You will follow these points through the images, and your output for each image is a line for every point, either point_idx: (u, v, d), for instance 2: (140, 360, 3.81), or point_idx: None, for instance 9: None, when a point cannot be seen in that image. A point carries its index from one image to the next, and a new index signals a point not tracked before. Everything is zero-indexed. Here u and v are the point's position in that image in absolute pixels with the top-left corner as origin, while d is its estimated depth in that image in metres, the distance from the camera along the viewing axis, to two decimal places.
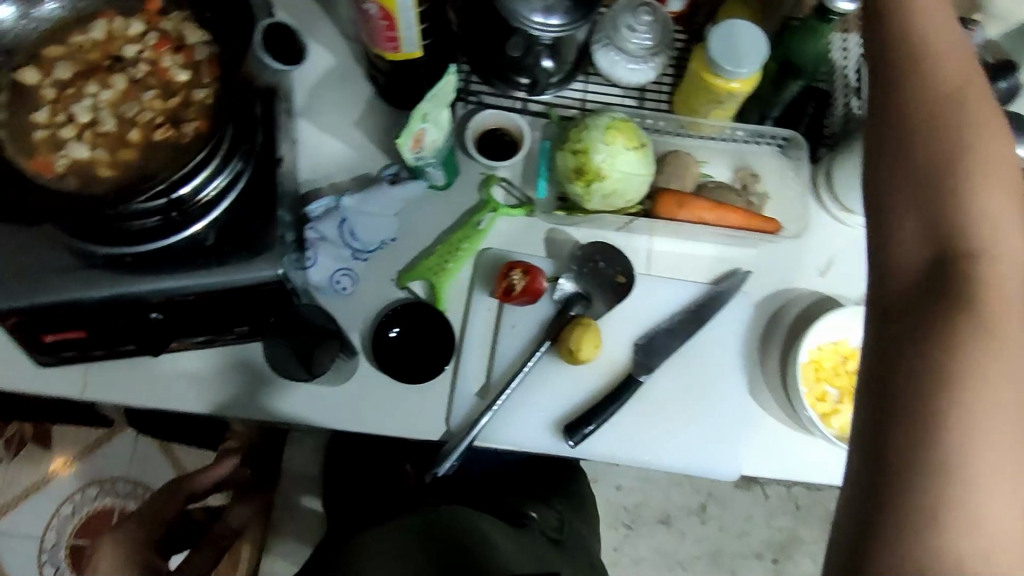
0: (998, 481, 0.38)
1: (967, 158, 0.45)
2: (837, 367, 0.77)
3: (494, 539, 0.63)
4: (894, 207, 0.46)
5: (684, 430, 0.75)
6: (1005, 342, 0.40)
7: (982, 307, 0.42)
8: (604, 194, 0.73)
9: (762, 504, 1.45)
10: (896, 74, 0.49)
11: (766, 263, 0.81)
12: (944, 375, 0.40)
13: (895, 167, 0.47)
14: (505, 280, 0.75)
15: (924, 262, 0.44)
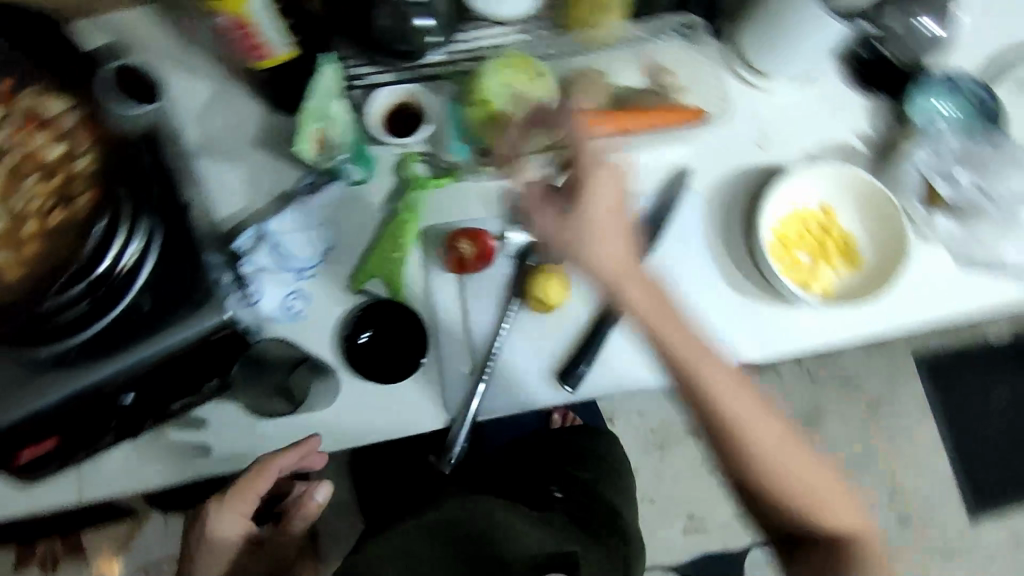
0: (802, 483, 0.70)
1: (705, 384, 0.70)
2: (802, 234, 0.76)
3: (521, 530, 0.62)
4: (710, 407, 0.69)
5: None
6: (759, 430, 0.70)
7: (792, 495, 0.70)
8: None
9: (777, 385, 1.55)
10: (575, 210, 0.70)
11: (704, 153, 0.79)
12: (747, 481, 0.71)
13: (681, 368, 0.69)
14: (455, 252, 0.73)
15: (724, 430, 0.70)
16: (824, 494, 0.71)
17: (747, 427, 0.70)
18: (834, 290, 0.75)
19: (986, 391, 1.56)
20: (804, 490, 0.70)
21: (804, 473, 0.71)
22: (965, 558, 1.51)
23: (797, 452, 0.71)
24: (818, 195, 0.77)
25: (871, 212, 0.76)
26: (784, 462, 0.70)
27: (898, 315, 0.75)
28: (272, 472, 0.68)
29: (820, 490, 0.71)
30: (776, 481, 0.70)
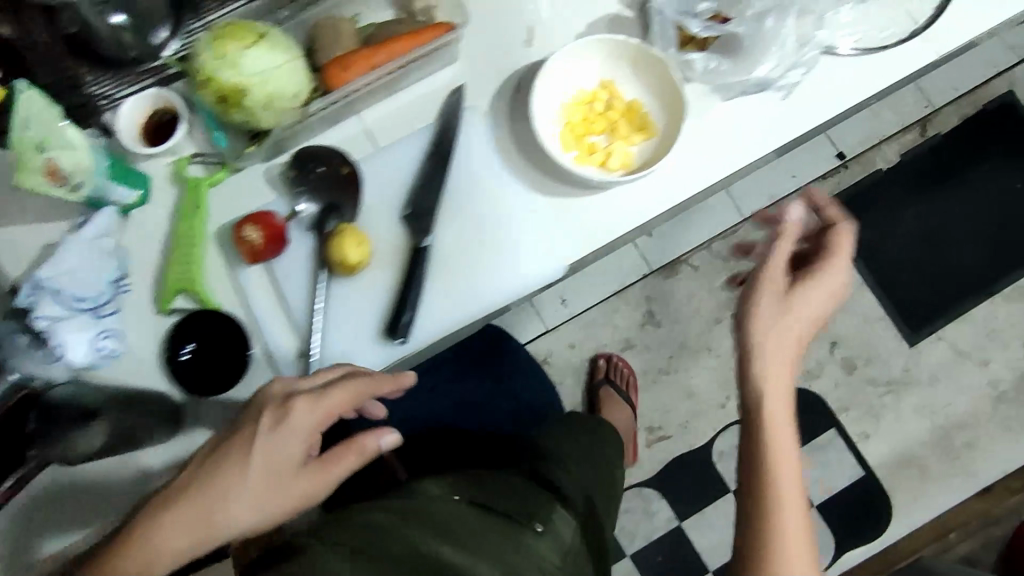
0: None
1: (763, 276, 0.60)
2: (587, 116, 0.74)
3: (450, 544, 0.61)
4: (748, 531, 0.53)
5: (495, 261, 0.73)
6: (796, 514, 0.53)
7: (768, 526, 0.52)
8: (264, 104, 0.67)
9: (697, 278, 1.59)
10: (768, 512, 0.52)
11: (473, 69, 0.77)
12: (784, 555, 0.51)
13: (763, 539, 0.52)
14: (244, 242, 0.70)
15: (757, 419, 0.56)
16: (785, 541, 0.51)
17: (786, 439, 0.55)
18: (631, 161, 0.73)
19: (889, 220, 1.58)
20: (803, 557, 0.51)
21: (786, 505, 0.53)
22: (914, 384, 1.54)
23: (794, 459, 0.54)
24: (595, 71, 0.75)
25: (649, 73, 0.73)
26: (783, 449, 0.55)
27: (706, 167, 0.72)
28: (326, 406, 0.57)
29: (801, 553, 0.51)
30: (773, 568, 0.51)
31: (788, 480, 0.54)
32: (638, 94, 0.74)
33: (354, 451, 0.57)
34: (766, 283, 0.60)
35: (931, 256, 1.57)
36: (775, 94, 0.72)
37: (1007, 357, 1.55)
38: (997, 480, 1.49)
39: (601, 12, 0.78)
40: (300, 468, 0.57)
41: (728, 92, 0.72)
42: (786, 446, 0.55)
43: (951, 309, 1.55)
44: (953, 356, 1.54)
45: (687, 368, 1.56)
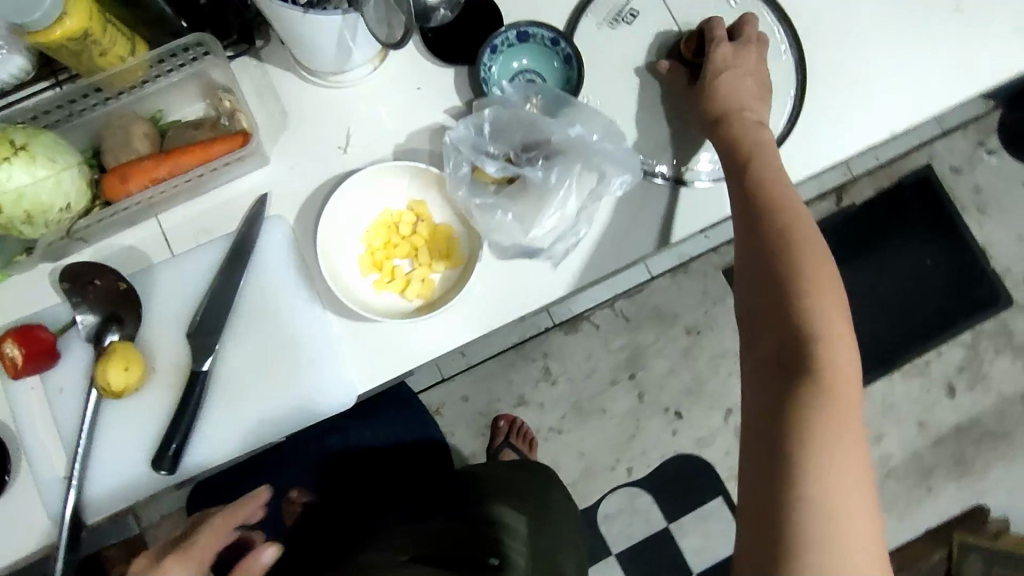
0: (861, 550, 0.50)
1: (763, 183, 0.65)
2: (389, 240, 0.71)
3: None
4: (800, 474, 0.51)
5: (282, 387, 0.70)
6: (846, 453, 0.52)
7: (806, 477, 0.51)
8: (25, 220, 0.62)
9: (598, 336, 1.56)
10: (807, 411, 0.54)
11: (283, 174, 0.73)
12: (794, 489, 0.51)
13: (765, 481, 0.53)
14: (4, 356, 0.66)
15: (809, 334, 0.56)
16: (857, 532, 0.50)
17: (843, 361, 0.55)
18: (430, 291, 0.70)
19: None
20: (835, 492, 0.51)
21: (820, 449, 0.52)
22: None
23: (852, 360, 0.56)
24: (403, 191, 0.72)
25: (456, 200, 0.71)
26: (847, 385, 0.55)
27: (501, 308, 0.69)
28: (198, 552, 0.68)
29: (842, 460, 0.52)
30: (831, 461, 0.52)
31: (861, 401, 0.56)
32: (446, 219, 0.72)
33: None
34: (728, 98, 0.70)
35: None
36: (544, 263, 0.69)
37: None
38: None
39: (420, 124, 0.75)
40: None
41: (504, 251, 0.69)
42: (847, 352, 0.56)
43: None
44: None
45: (580, 428, 1.54)
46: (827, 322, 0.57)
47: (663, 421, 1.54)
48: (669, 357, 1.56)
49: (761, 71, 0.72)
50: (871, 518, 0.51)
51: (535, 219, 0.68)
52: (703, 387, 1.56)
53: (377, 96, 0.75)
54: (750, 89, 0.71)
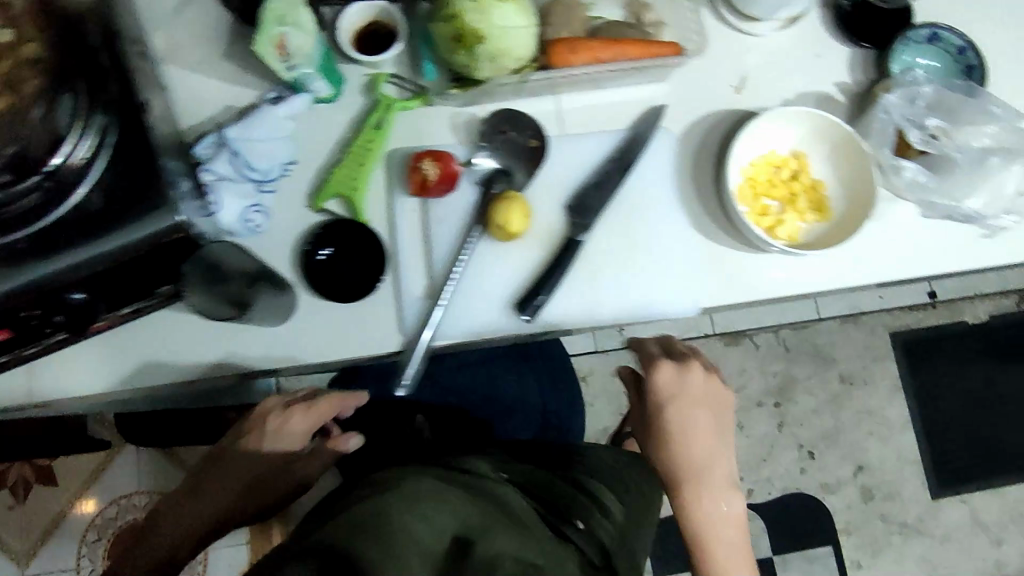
0: (696, 455, 0.82)
1: None
2: (772, 179, 0.75)
3: (455, 510, 0.52)
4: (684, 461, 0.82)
5: (653, 284, 0.74)
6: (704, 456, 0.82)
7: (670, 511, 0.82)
8: (491, 58, 0.69)
9: (753, 355, 1.58)
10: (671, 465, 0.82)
11: (680, 91, 0.78)
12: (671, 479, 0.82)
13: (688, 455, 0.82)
14: (418, 173, 0.72)
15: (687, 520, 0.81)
16: (704, 446, 0.82)
17: (699, 417, 0.82)
18: (798, 238, 0.74)
19: (953, 373, 1.59)
20: (684, 445, 0.81)
21: (706, 422, 0.82)
22: (925, 534, 1.52)
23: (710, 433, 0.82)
24: (793, 140, 0.75)
25: (845, 163, 0.74)
26: (706, 421, 0.82)
27: (884, 265, 0.71)
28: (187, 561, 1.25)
29: (707, 448, 0.82)
30: (690, 452, 0.82)
31: (722, 468, 0.83)
32: (825, 176, 0.75)
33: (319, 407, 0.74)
34: None
35: (983, 425, 1.57)
36: (975, 230, 0.70)
37: (1021, 545, 1.53)
38: None
39: (813, 87, 0.79)
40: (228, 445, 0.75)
41: (931, 210, 0.70)
42: (700, 444, 0.82)
43: (985, 479, 1.55)
44: (973, 525, 1.53)
45: None
46: None
47: (795, 456, 1.55)
48: (817, 397, 1.58)
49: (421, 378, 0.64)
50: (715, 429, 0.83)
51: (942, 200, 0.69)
52: (840, 435, 1.56)
53: (781, 49, 0.80)
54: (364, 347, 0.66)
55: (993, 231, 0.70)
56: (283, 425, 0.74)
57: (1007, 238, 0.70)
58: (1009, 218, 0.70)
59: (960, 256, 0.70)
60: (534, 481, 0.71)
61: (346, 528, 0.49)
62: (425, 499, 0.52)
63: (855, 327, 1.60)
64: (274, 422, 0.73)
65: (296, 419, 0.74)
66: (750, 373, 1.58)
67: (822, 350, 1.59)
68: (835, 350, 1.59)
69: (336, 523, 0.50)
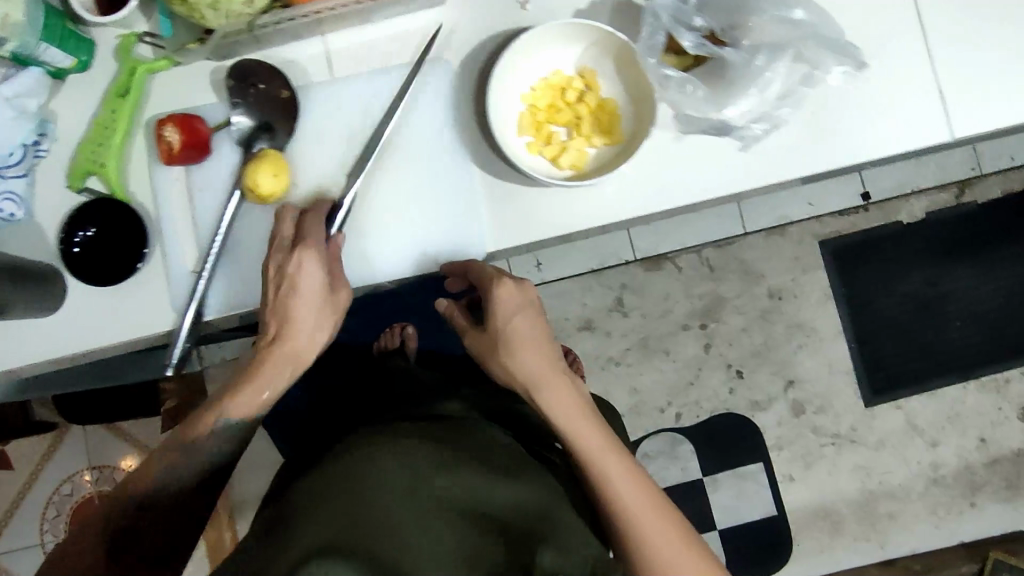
0: (539, 370, 0.61)
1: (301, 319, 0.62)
2: (554, 103, 0.68)
3: (457, 479, 0.53)
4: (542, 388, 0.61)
5: (432, 232, 0.70)
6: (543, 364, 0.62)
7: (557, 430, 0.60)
8: (211, 5, 0.61)
9: (677, 279, 1.53)
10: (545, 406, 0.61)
11: (459, 16, 0.71)
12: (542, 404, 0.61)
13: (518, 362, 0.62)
14: (162, 141, 0.66)
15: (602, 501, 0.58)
16: (544, 355, 0.62)
17: (565, 393, 0.61)
18: (582, 165, 0.68)
19: (887, 276, 1.52)
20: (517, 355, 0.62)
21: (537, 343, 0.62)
22: (859, 443, 1.50)
23: (584, 405, 0.61)
24: (579, 57, 0.69)
25: (631, 76, 0.67)
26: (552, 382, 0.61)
27: (668, 187, 0.66)
28: None
29: (553, 381, 0.61)
30: (585, 440, 0.59)
31: (550, 372, 0.62)
32: (614, 93, 0.68)
33: (313, 239, 0.63)
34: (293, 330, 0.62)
35: (925, 328, 1.51)
36: (731, 143, 0.64)
37: (958, 446, 1.50)
38: (903, 559, 1.48)
39: None
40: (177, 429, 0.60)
41: (689, 125, 0.64)
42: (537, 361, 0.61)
43: (923, 382, 1.50)
44: (908, 429, 1.50)
45: (641, 363, 1.52)
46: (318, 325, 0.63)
47: (723, 376, 1.52)
48: (745, 315, 1.52)
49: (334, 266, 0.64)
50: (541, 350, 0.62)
51: (695, 112, 0.63)
52: (769, 351, 1.52)
53: None
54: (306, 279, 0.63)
55: (747, 141, 0.64)
56: (321, 324, 0.63)
57: (760, 147, 0.64)
58: (762, 126, 0.64)
59: (748, 172, 0.65)
60: (497, 412, 0.73)
61: (333, 527, 0.48)
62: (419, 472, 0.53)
63: (780, 239, 1.52)
64: (293, 337, 0.62)
65: (304, 308, 0.62)
66: (674, 297, 1.53)
67: (750, 265, 1.53)
68: (762, 264, 1.53)
69: (327, 515, 0.49)
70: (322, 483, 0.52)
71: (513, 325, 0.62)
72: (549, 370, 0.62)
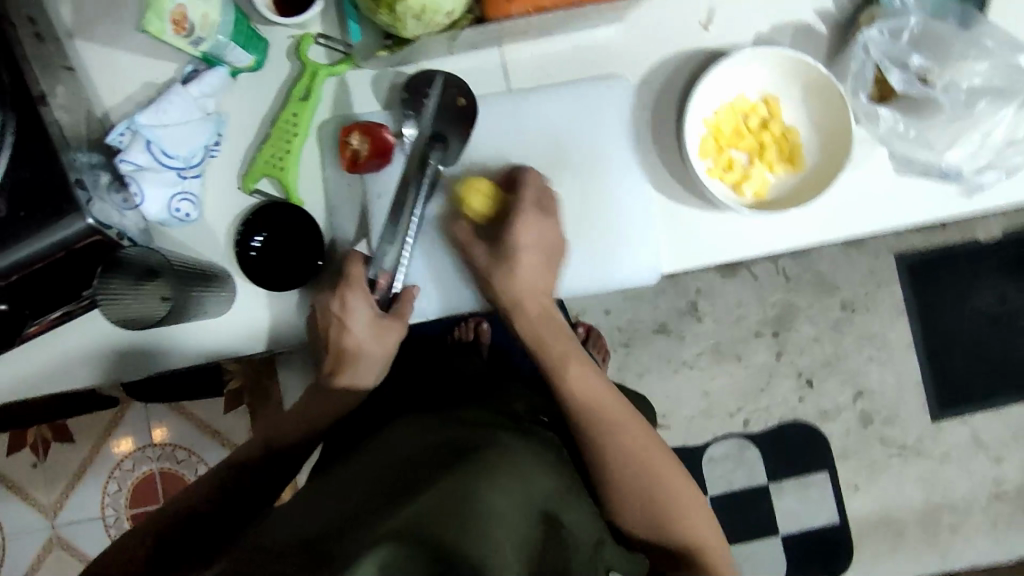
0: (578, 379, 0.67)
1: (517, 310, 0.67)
2: (738, 129, 0.69)
3: (515, 477, 0.49)
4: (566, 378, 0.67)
5: (609, 251, 0.70)
6: (563, 357, 0.67)
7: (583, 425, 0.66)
8: (416, 14, 0.61)
9: (752, 285, 1.52)
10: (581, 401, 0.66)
11: (638, 34, 0.70)
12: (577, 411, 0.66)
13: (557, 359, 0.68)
14: (348, 148, 0.67)
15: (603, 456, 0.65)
16: (556, 345, 0.68)
17: (578, 367, 0.67)
18: (765, 193, 0.68)
19: (963, 293, 1.52)
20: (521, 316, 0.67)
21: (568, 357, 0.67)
22: (923, 456, 1.52)
23: (606, 388, 0.67)
24: (762, 82, 0.69)
25: (817, 105, 0.67)
26: (581, 377, 0.67)
27: (871, 221, 0.66)
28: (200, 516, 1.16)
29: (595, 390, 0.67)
30: (602, 422, 0.66)
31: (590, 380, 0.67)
32: (796, 121, 0.69)
33: (357, 280, 0.65)
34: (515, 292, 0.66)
35: (996, 346, 1.53)
36: (957, 189, 0.65)
37: (1021, 461, 1.52)
38: (962, 569, 1.51)
39: (789, 17, 0.70)
40: (319, 380, 0.70)
41: (908, 167, 0.65)
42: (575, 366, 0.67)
43: (991, 398, 1.52)
44: (973, 444, 1.52)
45: (712, 369, 1.52)
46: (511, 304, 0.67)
47: (793, 384, 1.53)
48: (817, 325, 1.53)
49: (549, 239, 0.66)
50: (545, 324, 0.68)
51: (908, 153, 0.64)
52: (841, 361, 1.53)
53: None
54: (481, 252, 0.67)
55: (977, 188, 0.65)
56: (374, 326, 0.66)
57: (986, 196, 0.65)
58: (993, 176, 0.65)
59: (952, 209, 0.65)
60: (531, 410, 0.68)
61: (426, 518, 0.42)
62: (497, 472, 0.48)
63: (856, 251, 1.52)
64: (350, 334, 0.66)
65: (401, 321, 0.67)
66: (748, 304, 1.53)
67: (824, 276, 1.53)
68: (836, 275, 1.52)
69: (413, 503, 0.44)
70: (387, 477, 0.48)
71: (514, 291, 0.67)
72: (556, 351, 0.68)
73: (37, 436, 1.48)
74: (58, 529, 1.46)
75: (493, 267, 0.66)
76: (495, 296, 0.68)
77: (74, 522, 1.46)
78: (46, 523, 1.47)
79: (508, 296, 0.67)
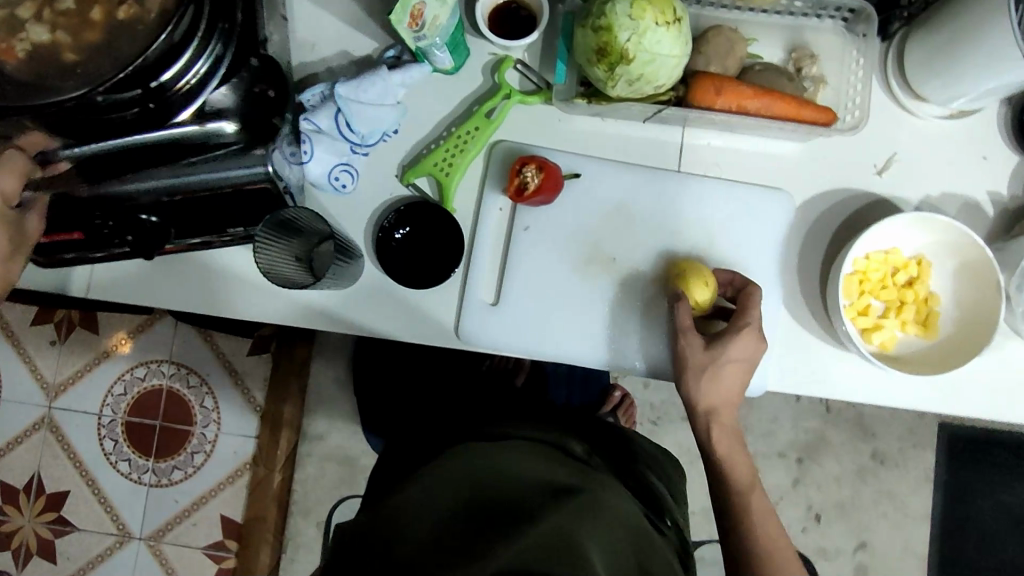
0: (754, 499, 0.65)
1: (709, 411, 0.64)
2: (885, 279, 0.70)
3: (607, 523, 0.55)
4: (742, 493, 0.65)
5: None
6: (738, 475, 0.65)
7: (756, 542, 0.63)
8: (630, 80, 0.63)
9: (792, 406, 1.52)
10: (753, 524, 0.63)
11: (814, 161, 0.72)
12: (744, 524, 0.64)
13: (731, 474, 0.65)
14: (518, 178, 0.68)
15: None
16: (733, 456, 0.65)
17: (760, 501, 0.65)
18: (890, 348, 0.69)
19: (993, 485, 1.51)
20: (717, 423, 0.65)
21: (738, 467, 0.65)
22: None
23: (779, 529, 0.64)
24: (920, 243, 0.70)
25: (967, 282, 0.69)
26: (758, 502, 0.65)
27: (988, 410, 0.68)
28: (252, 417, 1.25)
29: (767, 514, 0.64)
30: (761, 537, 0.63)
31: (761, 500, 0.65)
32: (941, 290, 0.70)
33: None
34: (712, 394, 0.64)
35: (1008, 546, 1.52)
36: None
37: None
38: None
39: (963, 191, 0.71)
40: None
41: None
42: (741, 470, 0.65)
43: None
44: None
45: None
46: (708, 406, 0.64)
47: (799, 514, 1.51)
48: (841, 465, 1.52)
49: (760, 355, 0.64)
50: (730, 432, 0.65)
51: None
52: (853, 509, 1.51)
53: (937, 141, 0.71)
54: (698, 345, 0.64)
55: None
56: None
57: None
58: None
59: None
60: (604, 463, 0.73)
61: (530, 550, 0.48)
62: (587, 514, 0.54)
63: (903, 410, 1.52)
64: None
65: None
66: (781, 421, 1.52)
67: (864, 421, 1.52)
68: (876, 424, 1.52)
69: (520, 530, 0.50)
70: (492, 496, 0.55)
71: (711, 400, 0.65)
72: (736, 464, 0.65)
73: (65, 313, 1.36)
74: (50, 412, 1.35)
75: (707, 368, 0.64)
76: (695, 400, 0.65)
77: (66, 411, 1.34)
78: (43, 402, 1.35)
79: (705, 406, 0.65)
